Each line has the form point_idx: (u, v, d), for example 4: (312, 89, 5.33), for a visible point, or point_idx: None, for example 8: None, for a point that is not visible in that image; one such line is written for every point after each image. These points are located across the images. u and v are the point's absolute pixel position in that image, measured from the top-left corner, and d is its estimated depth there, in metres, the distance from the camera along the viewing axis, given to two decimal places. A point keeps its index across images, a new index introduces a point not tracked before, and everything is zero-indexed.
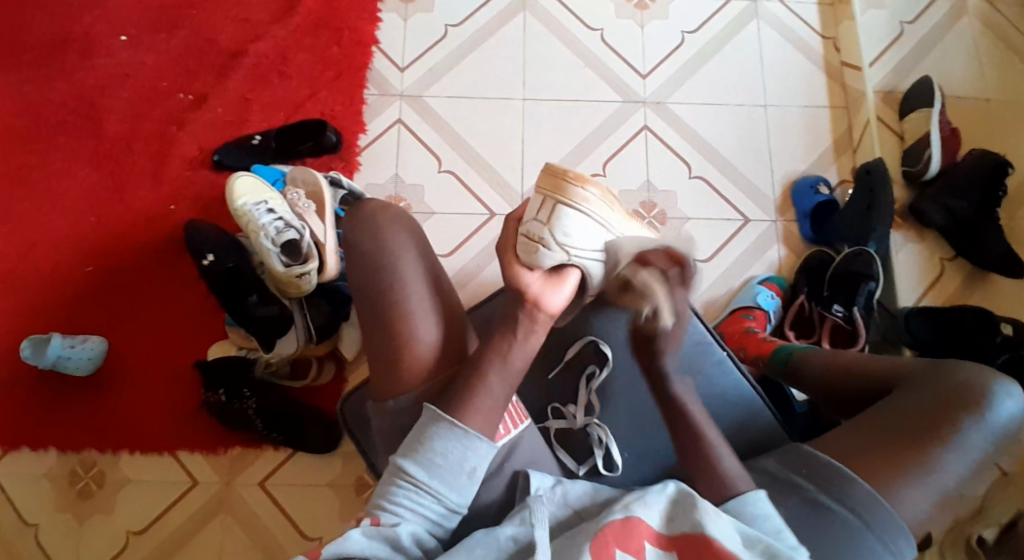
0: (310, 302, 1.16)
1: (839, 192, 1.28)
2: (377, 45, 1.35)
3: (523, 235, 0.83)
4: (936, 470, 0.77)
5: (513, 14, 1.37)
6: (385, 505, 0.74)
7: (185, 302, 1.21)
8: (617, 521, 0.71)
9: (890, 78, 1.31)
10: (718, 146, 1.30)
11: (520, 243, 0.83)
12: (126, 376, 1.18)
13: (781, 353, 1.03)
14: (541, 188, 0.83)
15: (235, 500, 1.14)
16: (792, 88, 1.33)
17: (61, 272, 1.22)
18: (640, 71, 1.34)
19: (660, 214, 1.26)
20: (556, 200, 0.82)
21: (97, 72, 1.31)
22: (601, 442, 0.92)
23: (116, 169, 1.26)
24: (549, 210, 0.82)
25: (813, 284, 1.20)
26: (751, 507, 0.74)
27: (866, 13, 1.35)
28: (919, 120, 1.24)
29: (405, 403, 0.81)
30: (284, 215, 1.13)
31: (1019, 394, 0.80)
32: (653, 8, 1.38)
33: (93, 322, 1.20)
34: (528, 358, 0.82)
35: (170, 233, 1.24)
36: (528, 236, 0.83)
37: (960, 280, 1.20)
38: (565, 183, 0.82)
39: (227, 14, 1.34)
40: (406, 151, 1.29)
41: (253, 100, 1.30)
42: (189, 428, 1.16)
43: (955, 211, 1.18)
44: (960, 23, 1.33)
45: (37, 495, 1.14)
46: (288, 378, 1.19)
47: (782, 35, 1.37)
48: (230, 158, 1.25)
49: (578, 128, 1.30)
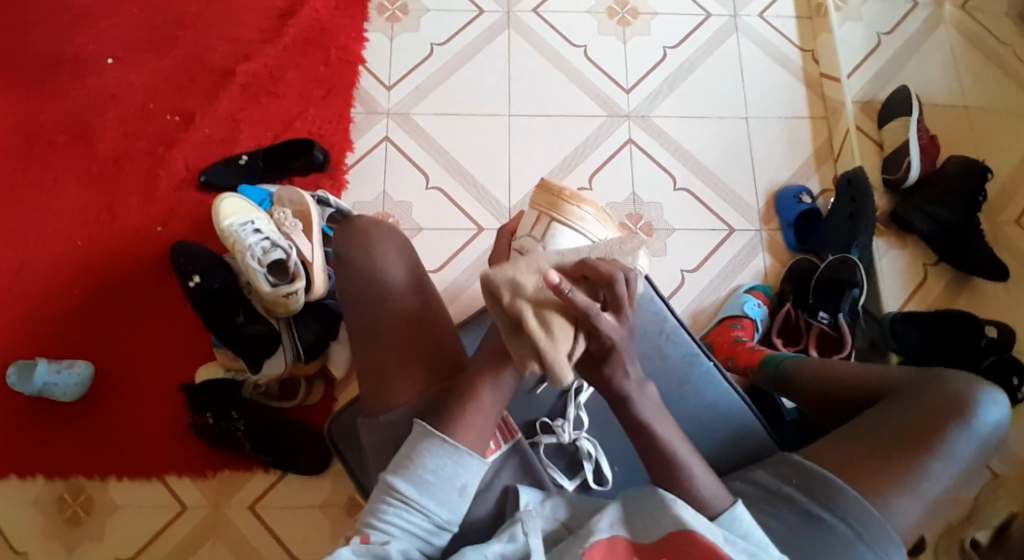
0: (298, 321, 1.15)
1: (821, 201, 1.30)
2: (363, 64, 1.36)
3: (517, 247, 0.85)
4: (926, 478, 0.77)
5: (498, 31, 1.38)
6: (375, 522, 0.73)
7: (173, 323, 1.20)
8: (603, 542, 0.70)
9: (869, 88, 1.34)
10: (703, 158, 1.31)
11: (514, 256, 0.85)
12: (114, 400, 1.17)
13: (771, 362, 1.03)
14: (536, 204, 0.84)
15: (225, 523, 1.13)
16: (774, 99, 1.35)
17: (49, 295, 1.21)
18: (624, 86, 1.36)
19: (646, 225, 1.27)
20: (551, 218, 0.83)
21: (83, 94, 1.31)
22: (591, 456, 0.92)
23: (102, 191, 1.26)
24: (543, 227, 0.83)
25: (798, 293, 1.21)
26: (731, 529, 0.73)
27: (845, 25, 1.37)
28: (898, 128, 1.26)
29: (395, 416, 0.80)
30: (271, 235, 1.13)
31: (1003, 400, 0.81)
32: (635, 23, 1.40)
33: (80, 346, 1.19)
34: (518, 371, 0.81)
35: (158, 254, 1.23)
36: (521, 251, 0.85)
37: (945, 284, 1.22)
38: (560, 200, 0.82)
39: (213, 35, 1.35)
40: (394, 168, 1.30)
41: (241, 120, 1.30)
42: (179, 451, 1.15)
43: (942, 220, 1.19)
44: (937, 32, 1.36)
45: (24, 523, 1.12)
46: (278, 398, 1.18)
47: (763, 48, 1.39)
48: (217, 178, 1.25)
49: (563, 143, 1.31)
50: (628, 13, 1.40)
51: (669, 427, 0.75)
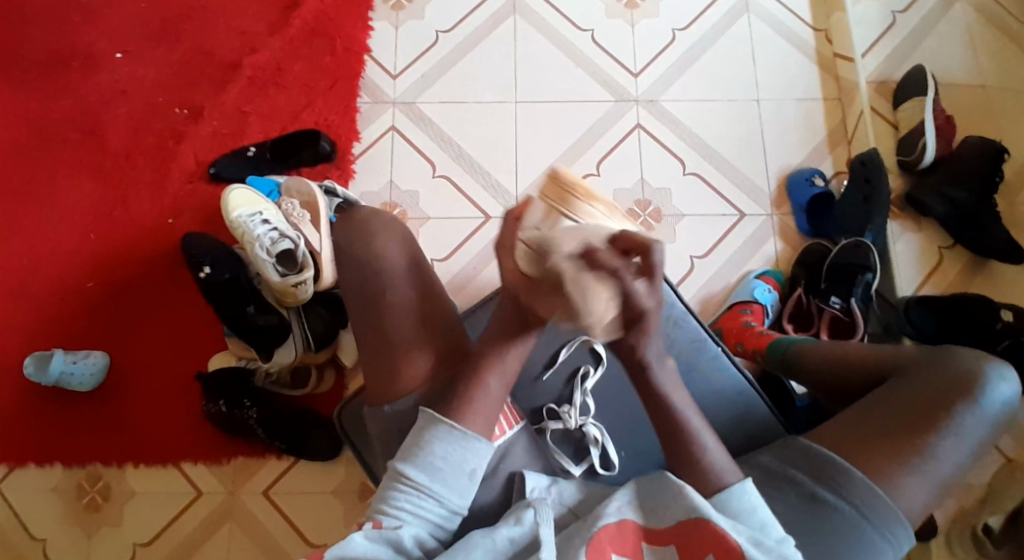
0: (307, 310, 1.17)
1: (835, 183, 1.27)
2: (368, 53, 1.35)
3: (524, 243, 0.71)
4: (934, 459, 0.76)
5: (504, 17, 1.37)
6: (387, 508, 0.74)
7: (186, 313, 1.22)
8: (614, 524, 0.71)
9: (884, 68, 1.31)
10: (713, 142, 1.30)
11: (522, 250, 0.71)
12: (129, 389, 1.19)
13: (780, 346, 1.02)
14: (545, 197, 0.68)
15: (240, 508, 1.15)
16: (786, 83, 1.33)
17: (65, 287, 1.23)
18: (632, 69, 1.34)
19: (655, 211, 1.26)
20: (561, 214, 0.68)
21: (93, 88, 1.32)
22: (598, 441, 0.92)
23: (114, 184, 1.27)
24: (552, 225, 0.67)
25: (811, 278, 1.19)
26: (735, 503, 0.72)
27: (858, 4, 1.35)
28: (914, 108, 1.23)
29: (401, 406, 0.82)
30: (279, 225, 1.13)
31: (1013, 378, 0.80)
32: (643, 6, 1.37)
33: (95, 337, 1.21)
34: (523, 358, 0.82)
35: (169, 246, 1.25)
36: (531, 247, 0.70)
37: (961, 267, 1.19)
38: (571, 197, 0.67)
39: (220, 27, 1.35)
40: (400, 157, 1.30)
41: (246, 112, 1.31)
42: (193, 439, 1.17)
43: (958, 200, 1.17)
44: (954, 10, 1.33)
45: (46, 510, 1.15)
46: (289, 386, 1.19)
47: (775, 29, 1.36)
48: (227, 170, 1.26)
49: (569, 129, 1.30)
50: None
51: (685, 398, 0.78)
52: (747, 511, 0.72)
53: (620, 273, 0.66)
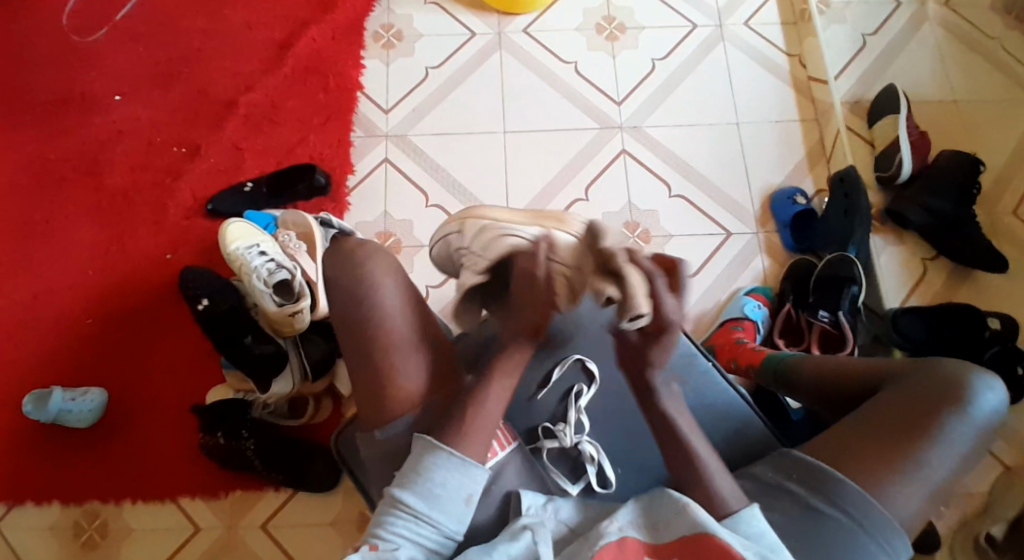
0: (304, 339, 1.18)
1: (817, 201, 1.31)
2: (361, 90, 1.40)
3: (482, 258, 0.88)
4: (924, 467, 0.77)
5: (490, 52, 1.42)
6: (383, 533, 0.74)
7: (184, 346, 1.23)
8: (614, 543, 0.71)
9: (857, 88, 1.37)
10: (695, 164, 1.34)
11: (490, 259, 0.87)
12: (127, 425, 1.19)
13: (772, 362, 1.04)
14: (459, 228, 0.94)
15: (239, 542, 1.14)
16: (765, 106, 1.37)
17: (63, 325, 1.24)
18: (615, 98, 1.38)
19: (643, 232, 1.29)
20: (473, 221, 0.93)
21: (93, 130, 1.36)
22: (593, 459, 0.90)
23: (113, 223, 1.30)
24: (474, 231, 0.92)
25: (798, 292, 1.22)
26: (745, 525, 0.73)
27: (829, 29, 1.40)
28: (888, 127, 1.28)
29: (391, 432, 0.82)
30: (276, 256, 1.16)
31: (999, 386, 0.81)
32: (623, 38, 1.43)
33: (93, 372, 1.22)
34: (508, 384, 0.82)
35: (168, 281, 1.26)
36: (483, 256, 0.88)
37: (945, 277, 1.23)
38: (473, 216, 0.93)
39: (216, 68, 1.40)
40: (394, 188, 1.33)
41: (244, 149, 1.34)
42: (192, 474, 1.17)
43: (937, 211, 1.21)
44: (922, 30, 1.39)
45: (42, 550, 1.13)
46: (287, 417, 1.20)
47: (750, 56, 1.41)
48: (223, 205, 1.29)
49: (557, 157, 1.34)
50: (616, 28, 1.44)
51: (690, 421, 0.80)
52: (754, 533, 0.73)
53: (653, 272, 0.74)
